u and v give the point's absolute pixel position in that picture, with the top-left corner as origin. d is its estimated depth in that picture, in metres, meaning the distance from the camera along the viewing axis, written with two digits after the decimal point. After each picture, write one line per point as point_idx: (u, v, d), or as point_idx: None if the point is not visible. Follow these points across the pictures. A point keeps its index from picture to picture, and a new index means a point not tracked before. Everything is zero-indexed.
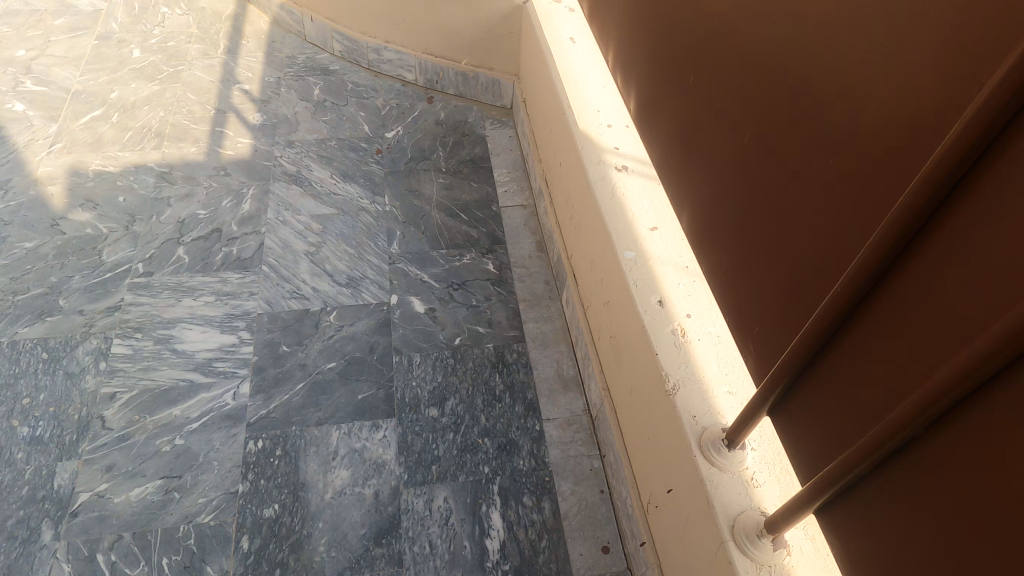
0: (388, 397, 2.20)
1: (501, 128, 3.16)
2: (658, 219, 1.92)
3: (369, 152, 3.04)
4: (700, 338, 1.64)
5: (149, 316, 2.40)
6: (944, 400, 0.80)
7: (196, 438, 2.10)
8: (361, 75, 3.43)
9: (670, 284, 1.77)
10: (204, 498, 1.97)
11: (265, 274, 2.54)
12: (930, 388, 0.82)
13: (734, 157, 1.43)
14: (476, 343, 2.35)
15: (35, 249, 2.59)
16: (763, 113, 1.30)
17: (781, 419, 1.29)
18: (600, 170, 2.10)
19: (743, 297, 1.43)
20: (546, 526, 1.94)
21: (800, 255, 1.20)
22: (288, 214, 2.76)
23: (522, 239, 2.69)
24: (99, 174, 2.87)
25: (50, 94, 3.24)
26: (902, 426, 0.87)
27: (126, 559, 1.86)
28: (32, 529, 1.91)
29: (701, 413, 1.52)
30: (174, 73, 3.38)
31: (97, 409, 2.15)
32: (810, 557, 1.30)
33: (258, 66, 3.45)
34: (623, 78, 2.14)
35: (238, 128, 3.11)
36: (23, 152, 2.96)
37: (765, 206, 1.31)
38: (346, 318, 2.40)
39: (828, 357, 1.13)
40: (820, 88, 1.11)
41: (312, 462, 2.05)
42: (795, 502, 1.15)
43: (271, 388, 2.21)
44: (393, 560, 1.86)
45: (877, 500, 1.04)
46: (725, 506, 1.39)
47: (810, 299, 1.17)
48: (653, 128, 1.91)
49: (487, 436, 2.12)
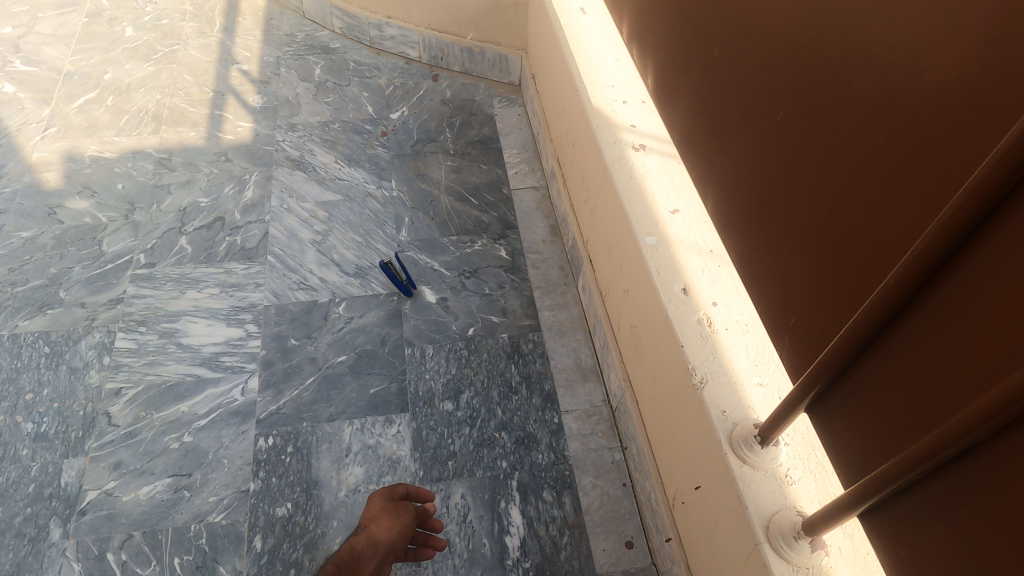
0: (402, 390, 2.15)
1: (509, 107, 3.04)
2: (679, 201, 1.81)
3: (374, 135, 2.93)
4: (727, 327, 1.56)
5: (153, 309, 2.33)
6: (1005, 413, 0.73)
7: (205, 435, 2.05)
8: (363, 53, 3.31)
9: (695, 270, 1.67)
10: (215, 496, 1.93)
11: (270, 264, 2.47)
12: (990, 399, 0.74)
13: (764, 138, 1.33)
14: (490, 333, 2.28)
15: (32, 239, 2.51)
16: (800, 88, 1.20)
17: (821, 418, 1.22)
18: (617, 149, 1.99)
19: (775, 287, 1.35)
20: (567, 521, 1.89)
21: (841, 244, 1.11)
22: (292, 201, 2.67)
23: (535, 223, 2.60)
24: (96, 160, 2.78)
25: (40, 74, 3.13)
26: (957, 440, 0.80)
27: (137, 559, 1.82)
28: (40, 527, 1.87)
29: (730, 408, 1.45)
30: (169, 53, 3.26)
31: (103, 405, 2.10)
32: (850, 558, 1.26)
33: (256, 45, 3.33)
34: (640, 50, 2.03)
35: (237, 111, 3.01)
36: (15, 137, 2.86)
37: (801, 191, 1.22)
38: (355, 309, 2.33)
39: (873, 355, 1.05)
40: (869, 61, 1.01)
41: (325, 459, 2.00)
42: (837, 505, 1.08)
43: (280, 383, 2.16)
44: (411, 560, 1.82)
45: (929, 507, 0.98)
46: (759, 506, 1.33)
47: (854, 291, 1.09)
48: (672, 105, 1.81)
49: (505, 430, 2.07)
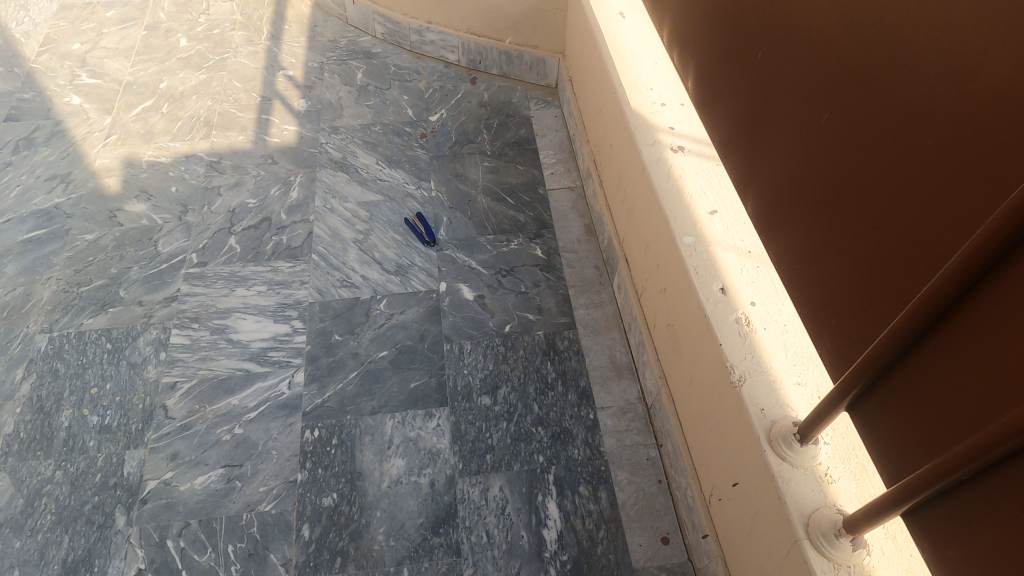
0: (441, 384, 2.20)
1: (546, 108, 3.08)
2: (717, 202, 1.83)
3: (414, 137, 3.00)
4: (765, 327, 1.58)
5: (205, 306, 2.44)
6: None
7: (254, 428, 2.13)
8: (403, 58, 3.39)
9: (732, 270, 1.69)
10: (265, 486, 2.01)
11: (315, 262, 2.55)
12: None
13: (807, 141, 1.34)
14: (526, 330, 2.32)
15: (95, 241, 2.64)
16: (847, 92, 1.20)
17: (862, 417, 1.23)
18: (655, 150, 2.01)
19: (816, 287, 1.35)
20: (604, 516, 1.92)
21: (885, 246, 1.12)
22: (335, 202, 2.75)
23: (571, 223, 2.63)
24: (152, 165, 2.91)
25: (103, 86, 3.28)
26: (1003, 442, 0.80)
27: (194, 546, 1.91)
28: (107, 515, 1.98)
29: (769, 406, 1.46)
30: (220, 62, 3.39)
31: (160, 398, 2.20)
32: (892, 558, 1.26)
33: (301, 51, 3.43)
34: (680, 53, 2.04)
35: (283, 115, 3.11)
36: (80, 145, 3.01)
37: (844, 194, 1.22)
38: (396, 306, 2.40)
39: (917, 357, 1.06)
40: (916, 65, 1.02)
41: (368, 450, 2.07)
42: (879, 504, 1.08)
43: (325, 377, 2.23)
44: (451, 550, 1.88)
45: (975, 508, 0.98)
46: (798, 504, 1.34)
47: (897, 293, 1.10)
48: (712, 109, 1.83)
49: (541, 425, 2.11)
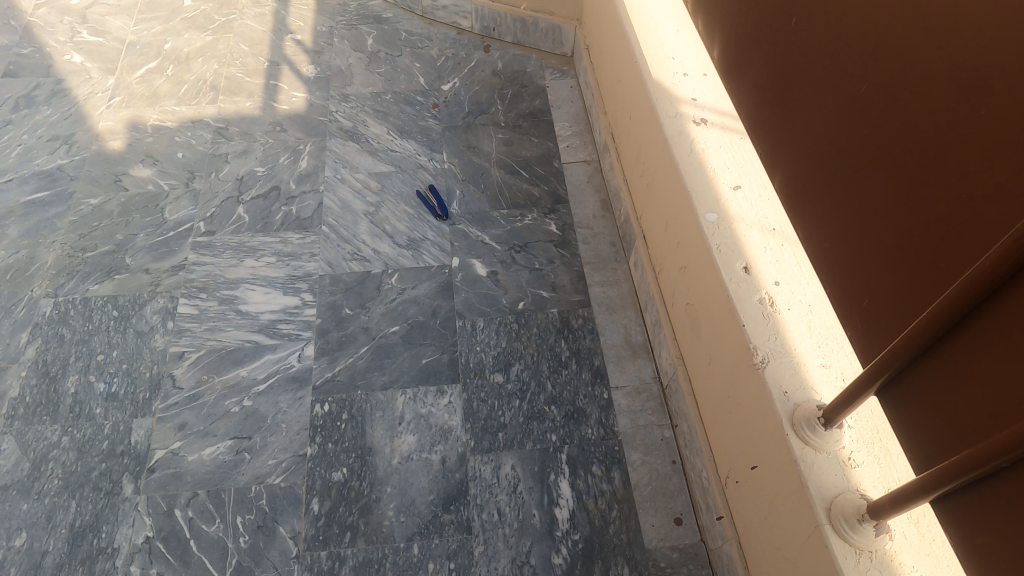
0: (453, 361, 2.17)
1: (561, 78, 2.99)
2: (741, 177, 1.76)
3: (426, 106, 2.92)
4: (790, 307, 1.53)
5: (213, 276, 2.40)
6: None
7: (264, 400, 2.11)
8: (415, 23, 3.29)
9: (756, 248, 1.63)
10: (274, 459, 2.00)
11: (325, 234, 2.50)
12: None
13: (842, 112, 1.28)
14: (540, 308, 2.28)
15: (100, 206, 2.59)
16: (889, 61, 1.13)
17: (892, 403, 1.19)
18: (677, 123, 1.93)
19: (847, 267, 1.29)
20: (616, 496, 1.91)
21: (924, 226, 1.06)
22: (346, 172, 2.69)
23: (586, 198, 2.57)
24: (158, 129, 2.84)
25: (105, 44, 3.20)
26: None
27: (202, 516, 1.90)
28: (115, 482, 1.97)
29: (792, 389, 1.43)
30: (226, 23, 3.29)
31: (167, 368, 2.18)
32: (916, 543, 1.23)
33: (310, 15, 3.33)
34: (708, 19, 1.94)
35: (292, 81, 3.03)
36: (83, 106, 2.94)
37: (882, 169, 1.16)
38: (407, 281, 2.36)
39: (955, 342, 1.00)
40: (971, 30, 0.95)
41: (379, 426, 2.05)
42: (907, 492, 1.04)
43: (335, 351, 2.20)
44: (462, 527, 1.87)
45: (1010, 499, 0.94)
46: (820, 488, 1.31)
47: (937, 276, 1.04)
48: (741, 78, 1.75)
49: (555, 403, 2.08)
